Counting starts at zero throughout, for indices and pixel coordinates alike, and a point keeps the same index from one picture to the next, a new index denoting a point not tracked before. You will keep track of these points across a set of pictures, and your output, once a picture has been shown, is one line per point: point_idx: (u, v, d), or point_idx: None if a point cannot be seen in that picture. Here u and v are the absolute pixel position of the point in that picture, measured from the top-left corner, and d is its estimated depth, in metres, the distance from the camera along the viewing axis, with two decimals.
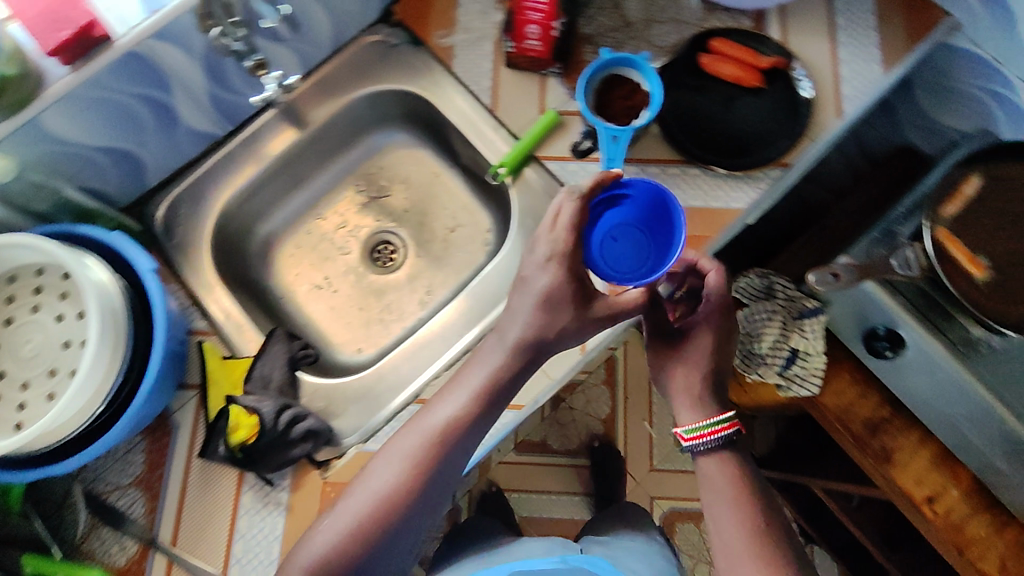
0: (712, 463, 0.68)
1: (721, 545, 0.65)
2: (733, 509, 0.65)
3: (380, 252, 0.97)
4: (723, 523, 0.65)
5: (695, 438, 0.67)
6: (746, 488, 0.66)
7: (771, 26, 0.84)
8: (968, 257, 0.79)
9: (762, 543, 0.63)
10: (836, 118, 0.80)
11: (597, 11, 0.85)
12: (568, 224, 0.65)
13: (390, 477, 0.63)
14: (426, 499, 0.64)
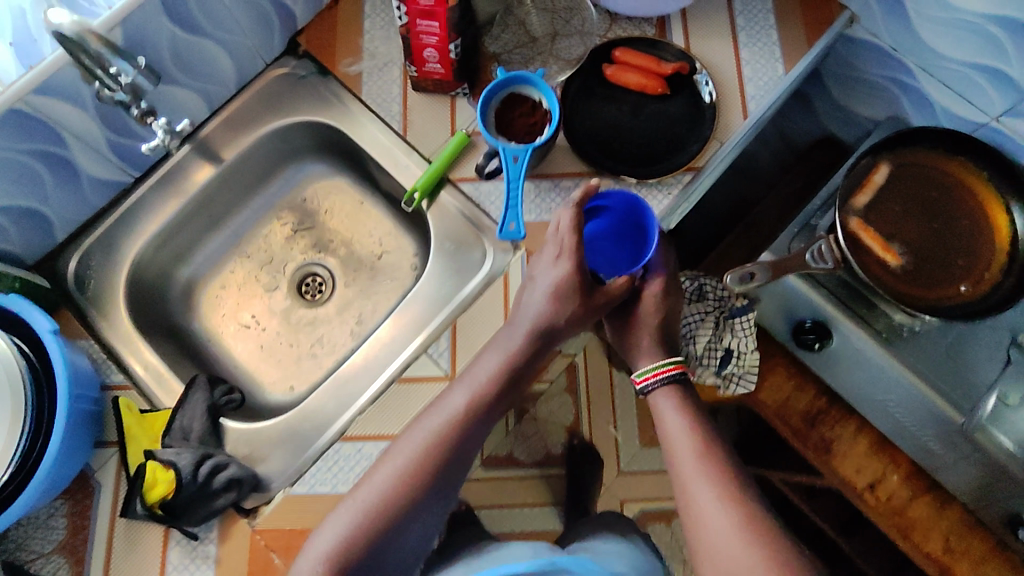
0: (666, 401, 0.73)
1: (678, 471, 0.69)
2: (687, 436, 0.70)
3: (308, 284, 0.96)
4: (679, 452, 0.69)
5: (647, 379, 0.73)
6: (696, 420, 0.71)
7: (673, 31, 0.84)
8: (882, 246, 0.81)
9: (713, 463, 0.67)
10: (742, 119, 0.81)
11: (500, 29, 0.85)
12: (570, 228, 0.69)
13: (406, 458, 0.67)
14: (443, 477, 0.68)
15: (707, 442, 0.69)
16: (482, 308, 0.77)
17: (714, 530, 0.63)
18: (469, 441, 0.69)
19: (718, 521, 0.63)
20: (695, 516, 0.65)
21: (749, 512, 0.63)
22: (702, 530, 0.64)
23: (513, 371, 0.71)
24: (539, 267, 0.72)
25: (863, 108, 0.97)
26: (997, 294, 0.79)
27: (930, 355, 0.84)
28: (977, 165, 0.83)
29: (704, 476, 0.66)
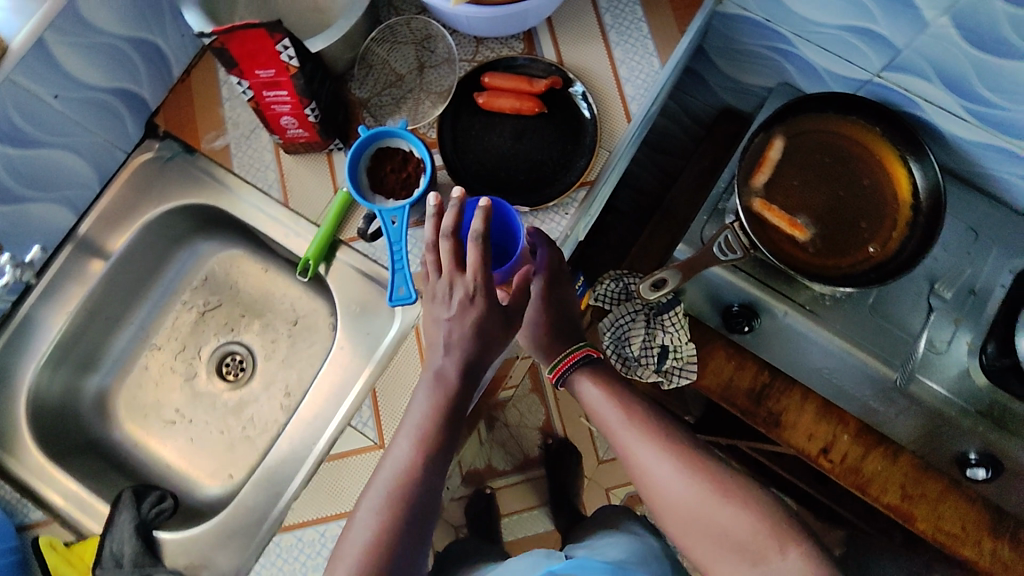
0: (581, 378, 0.70)
1: (612, 439, 0.67)
2: (609, 403, 0.68)
3: (228, 364, 0.92)
4: (607, 422, 0.68)
5: (560, 371, 0.70)
6: (615, 384, 0.69)
7: (542, 43, 0.83)
8: (786, 221, 0.81)
9: (642, 420, 0.66)
10: (625, 122, 0.80)
11: (366, 72, 0.82)
12: (475, 264, 0.59)
13: (369, 531, 0.60)
14: (416, 541, 0.60)
15: (630, 403, 0.68)
16: (398, 364, 0.75)
17: (664, 484, 0.63)
18: (430, 495, 0.62)
19: (664, 471, 0.63)
20: (642, 474, 0.64)
21: (693, 459, 0.63)
22: (653, 486, 0.63)
23: (454, 411, 0.63)
24: (447, 307, 0.61)
25: (751, 77, 0.96)
26: (905, 248, 0.80)
27: (859, 323, 0.84)
28: (870, 124, 0.83)
29: (637, 433, 0.65)
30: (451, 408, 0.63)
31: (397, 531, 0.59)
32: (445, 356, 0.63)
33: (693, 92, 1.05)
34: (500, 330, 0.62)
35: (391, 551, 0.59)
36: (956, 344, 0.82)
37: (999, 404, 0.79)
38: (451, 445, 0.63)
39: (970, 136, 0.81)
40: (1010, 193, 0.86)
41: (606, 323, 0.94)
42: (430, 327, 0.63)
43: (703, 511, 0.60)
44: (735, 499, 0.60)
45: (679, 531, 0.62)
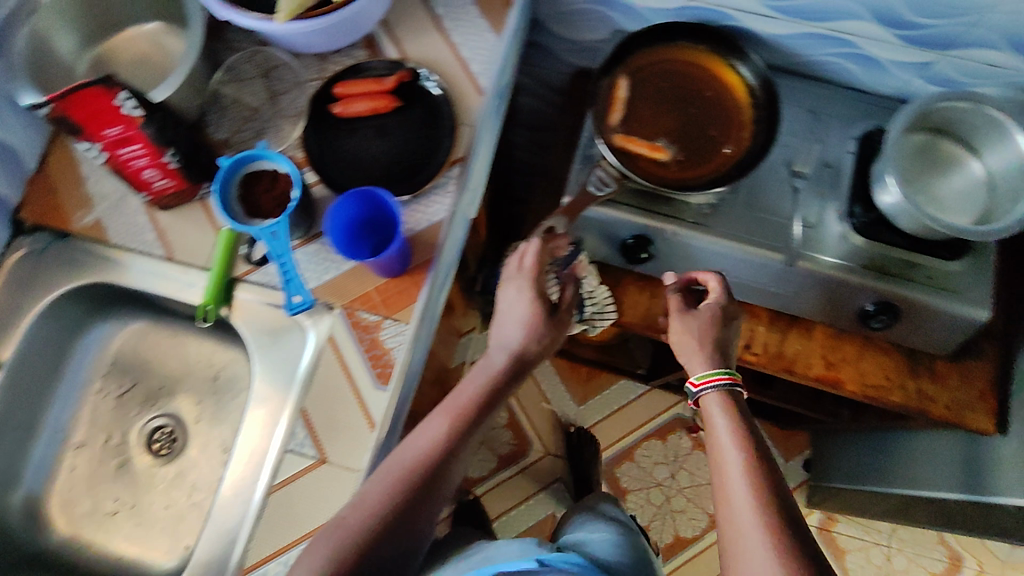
0: (716, 403, 0.74)
1: (721, 488, 0.66)
2: (733, 443, 0.69)
3: (158, 438, 0.90)
4: (721, 460, 0.68)
5: (706, 382, 0.76)
6: (747, 430, 0.70)
7: (383, 45, 0.86)
8: (648, 146, 0.87)
9: (757, 473, 0.66)
10: (479, 96, 0.84)
11: (222, 114, 0.83)
12: (533, 267, 0.81)
13: (382, 484, 0.67)
14: (420, 504, 0.67)
15: (755, 456, 0.67)
16: (322, 378, 0.75)
17: (745, 550, 0.60)
18: (449, 464, 0.70)
19: (752, 548, 0.60)
20: (731, 537, 0.62)
21: (787, 544, 0.59)
22: (736, 550, 0.61)
23: (492, 397, 0.76)
24: (508, 295, 0.81)
25: (590, 34, 1.02)
26: (756, 142, 0.87)
27: (738, 222, 0.90)
28: (695, 44, 0.91)
29: (743, 489, 0.64)
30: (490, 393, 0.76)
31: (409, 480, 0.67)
32: (499, 347, 0.79)
33: (543, 62, 1.12)
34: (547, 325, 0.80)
35: (399, 500, 0.66)
36: (826, 215, 0.90)
37: (879, 256, 0.87)
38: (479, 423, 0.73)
39: (784, 32, 0.90)
40: (835, 73, 0.95)
41: None
42: (498, 321, 0.81)
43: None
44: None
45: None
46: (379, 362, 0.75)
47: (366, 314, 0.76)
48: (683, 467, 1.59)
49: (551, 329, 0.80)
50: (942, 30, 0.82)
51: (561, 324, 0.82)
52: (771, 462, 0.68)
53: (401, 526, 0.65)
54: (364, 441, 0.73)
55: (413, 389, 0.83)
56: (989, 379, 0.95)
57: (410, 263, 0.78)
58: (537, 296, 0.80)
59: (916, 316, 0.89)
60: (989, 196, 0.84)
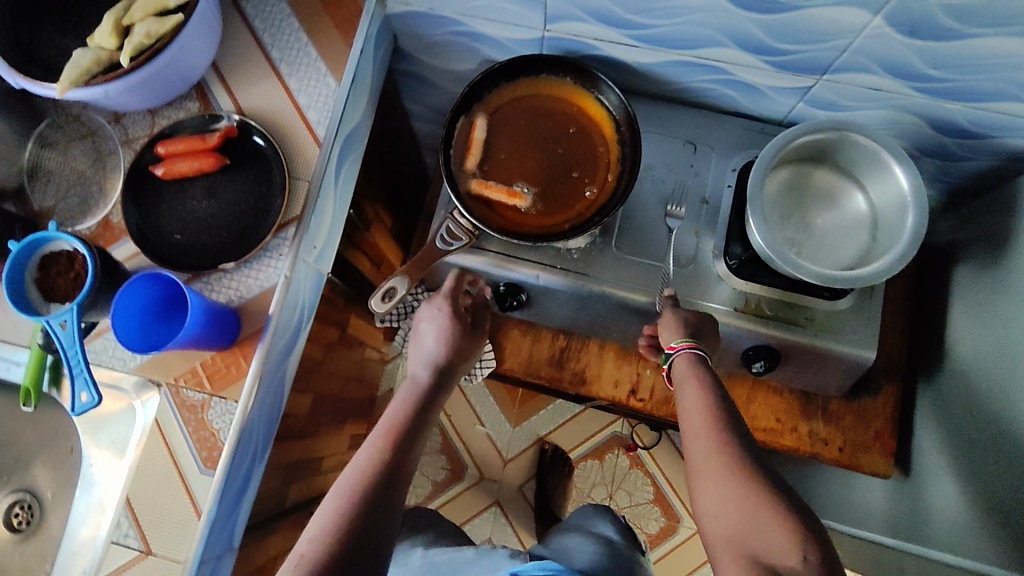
0: (685, 365, 0.71)
1: (688, 429, 0.65)
2: (699, 395, 0.66)
3: (18, 513, 0.87)
4: (687, 412, 0.66)
5: (680, 346, 0.72)
6: (714, 383, 0.68)
7: (216, 95, 0.80)
8: (504, 192, 0.81)
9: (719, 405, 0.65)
10: (316, 148, 0.78)
11: (47, 180, 0.79)
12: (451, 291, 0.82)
13: (331, 511, 0.59)
14: (382, 519, 0.59)
15: (719, 405, 0.65)
16: (147, 464, 0.72)
17: (707, 484, 0.60)
18: (400, 468, 0.64)
19: (714, 481, 0.59)
20: (697, 477, 0.61)
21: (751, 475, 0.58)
22: (700, 487, 0.60)
23: (424, 405, 0.72)
24: (425, 318, 0.81)
25: (463, 64, 0.96)
26: (620, 183, 0.81)
27: (613, 266, 0.85)
28: (557, 76, 0.85)
29: (709, 434, 0.63)
30: (424, 401, 0.72)
31: (362, 495, 0.60)
32: (419, 364, 0.78)
33: (427, 92, 1.06)
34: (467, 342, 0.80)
35: (356, 519, 0.58)
36: (704, 252, 0.85)
37: (754, 299, 0.83)
38: (417, 429, 0.69)
39: (651, 60, 0.84)
40: (716, 99, 0.89)
41: (399, 339, 1.03)
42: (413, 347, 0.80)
43: (732, 507, 0.57)
44: (774, 513, 0.55)
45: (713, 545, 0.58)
46: (206, 444, 0.72)
47: (192, 392, 0.73)
48: (621, 487, 1.54)
49: (473, 344, 0.80)
50: (809, 56, 0.75)
51: (480, 342, 0.83)
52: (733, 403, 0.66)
53: (368, 547, 0.57)
54: (190, 529, 0.70)
55: (263, 462, 0.79)
56: (889, 417, 0.90)
57: (239, 334, 0.74)
58: (454, 315, 0.80)
59: (800, 358, 0.85)
60: (870, 230, 0.77)
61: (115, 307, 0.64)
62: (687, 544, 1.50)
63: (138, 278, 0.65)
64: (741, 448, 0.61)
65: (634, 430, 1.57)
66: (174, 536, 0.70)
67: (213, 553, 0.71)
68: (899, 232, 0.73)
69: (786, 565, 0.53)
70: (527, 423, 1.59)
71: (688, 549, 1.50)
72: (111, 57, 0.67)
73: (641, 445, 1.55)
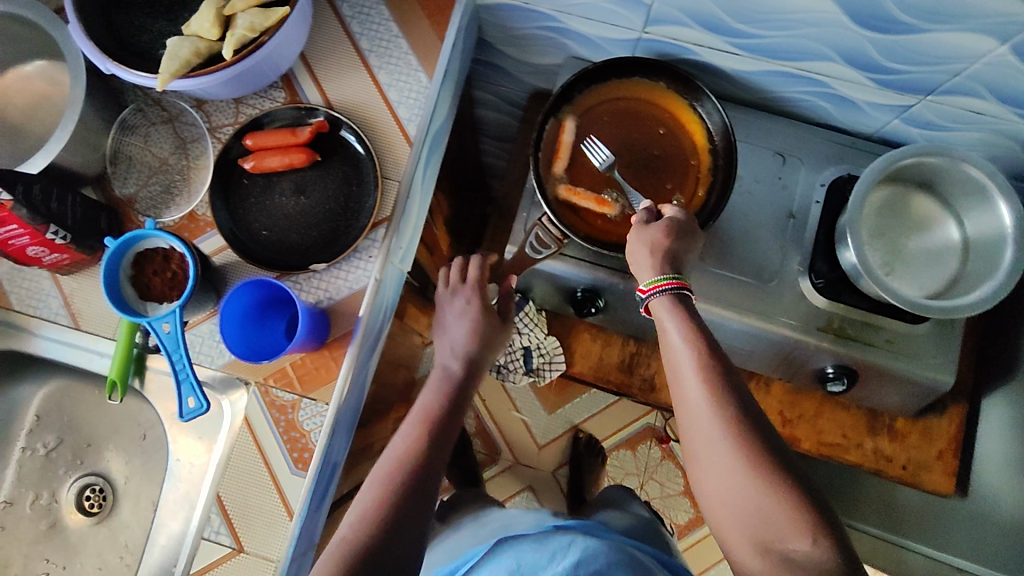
0: (663, 308, 0.63)
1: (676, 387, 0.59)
2: (692, 358, 0.58)
3: (89, 496, 0.87)
4: (677, 380, 0.59)
5: (654, 288, 0.64)
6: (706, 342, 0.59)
7: (302, 85, 0.77)
8: (594, 199, 0.80)
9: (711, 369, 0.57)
10: (406, 147, 0.76)
11: (128, 166, 0.76)
12: (473, 280, 0.82)
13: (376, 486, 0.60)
14: (423, 488, 0.60)
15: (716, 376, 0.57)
16: (238, 461, 0.72)
17: (715, 470, 0.54)
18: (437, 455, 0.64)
19: (721, 462, 0.54)
20: (698, 454, 0.56)
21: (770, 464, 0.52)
22: (704, 471, 0.55)
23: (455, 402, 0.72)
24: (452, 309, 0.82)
25: (544, 57, 0.92)
26: (711, 198, 0.80)
27: (697, 278, 0.83)
28: (651, 80, 0.82)
29: (699, 400, 0.56)
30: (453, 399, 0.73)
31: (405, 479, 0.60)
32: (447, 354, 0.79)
33: (501, 81, 1.02)
34: (495, 333, 0.81)
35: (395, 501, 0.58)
36: (788, 267, 0.83)
37: (839, 318, 0.82)
38: (450, 424, 0.69)
39: (748, 68, 0.81)
40: (810, 109, 0.87)
41: None
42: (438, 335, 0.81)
43: (743, 504, 0.52)
44: (775, 492, 0.51)
45: (721, 528, 0.54)
46: (297, 445, 0.72)
47: (282, 392, 0.73)
48: (652, 477, 1.56)
49: (499, 335, 0.81)
50: (918, 77, 0.73)
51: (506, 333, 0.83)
52: (728, 362, 0.59)
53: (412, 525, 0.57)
54: (281, 528, 0.71)
55: (343, 458, 0.80)
56: (953, 437, 0.90)
57: (328, 336, 0.73)
58: (479, 309, 0.81)
59: (876, 378, 0.85)
60: (960, 257, 0.77)
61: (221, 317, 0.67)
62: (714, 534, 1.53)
63: (246, 285, 0.68)
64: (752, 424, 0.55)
65: (667, 423, 1.58)
66: (265, 535, 0.71)
67: (300, 550, 0.72)
68: (995, 265, 0.72)
69: (796, 548, 0.49)
70: (562, 410, 1.59)
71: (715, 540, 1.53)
72: (209, 49, 0.64)
73: (673, 438, 1.57)
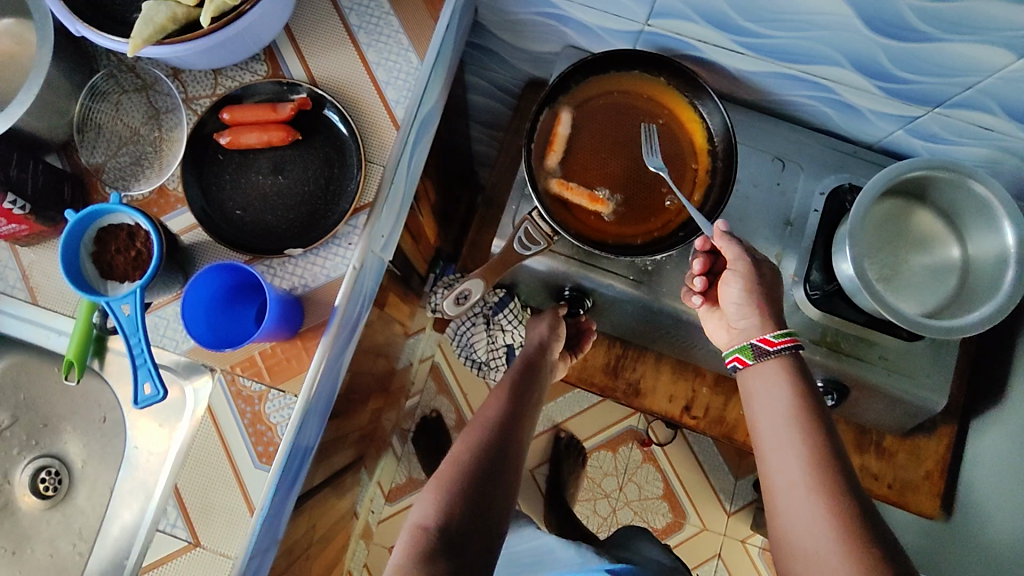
0: (776, 378, 0.63)
1: (776, 468, 0.59)
2: (792, 414, 0.60)
3: (45, 479, 0.83)
4: (775, 434, 0.60)
5: (780, 344, 0.63)
6: (808, 398, 0.61)
7: (285, 60, 0.73)
8: (586, 196, 0.77)
9: (824, 461, 0.56)
10: (393, 131, 0.72)
11: (96, 134, 0.72)
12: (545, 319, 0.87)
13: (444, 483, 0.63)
14: (489, 492, 0.64)
15: (813, 431, 0.58)
16: (199, 452, 0.69)
17: (801, 541, 0.55)
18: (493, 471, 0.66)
19: (816, 558, 0.53)
20: (794, 547, 0.55)
21: (846, 514, 0.53)
22: (790, 536, 0.56)
23: (511, 423, 0.73)
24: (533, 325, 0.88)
25: (540, 45, 0.89)
26: (707, 203, 0.77)
27: None
28: (652, 75, 0.79)
29: (801, 494, 0.56)
30: (506, 417, 0.74)
31: (458, 498, 0.61)
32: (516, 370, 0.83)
33: (495, 67, 0.98)
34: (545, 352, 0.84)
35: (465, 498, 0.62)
36: (783, 278, 0.81)
37: (831, 332, 0.79)
38: (503, 461, 0.68)
39: (753, 68, 0.78)
40: (813, 114, 0.84)
41: (451, 331, 1.02)
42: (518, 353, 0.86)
43: None
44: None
45: None
46: (262, 439, 0.68)
47: (249, 383, 0.69)
48: (631, 479, 1.54)
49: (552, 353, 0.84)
50: (929, 87, 0.71)
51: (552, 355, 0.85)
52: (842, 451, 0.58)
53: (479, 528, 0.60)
54: (242, 525, 0.67)
55: (312, 449, 0.77)
56: (941, 457, 0.89)
57: (302, 325, 0.69)
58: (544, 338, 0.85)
59: (866, 394, 0.83)
60: (959, 275, 0.75)
61: (186, 298, 0.63)
62: (693, 540, 1.52)
63: (210, 268, 0.64)
64: (842, 476, 0.56)
65: (650, 426, 1.56)
66: (225, 531, 0.68)
67: (261, 547, 0.69)
68: (995, 284, 0.70)
69: None
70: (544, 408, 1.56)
71: (692, 546, 1.52)
72: (187, 16, 0.60)
73: (655, 441, 1.55)
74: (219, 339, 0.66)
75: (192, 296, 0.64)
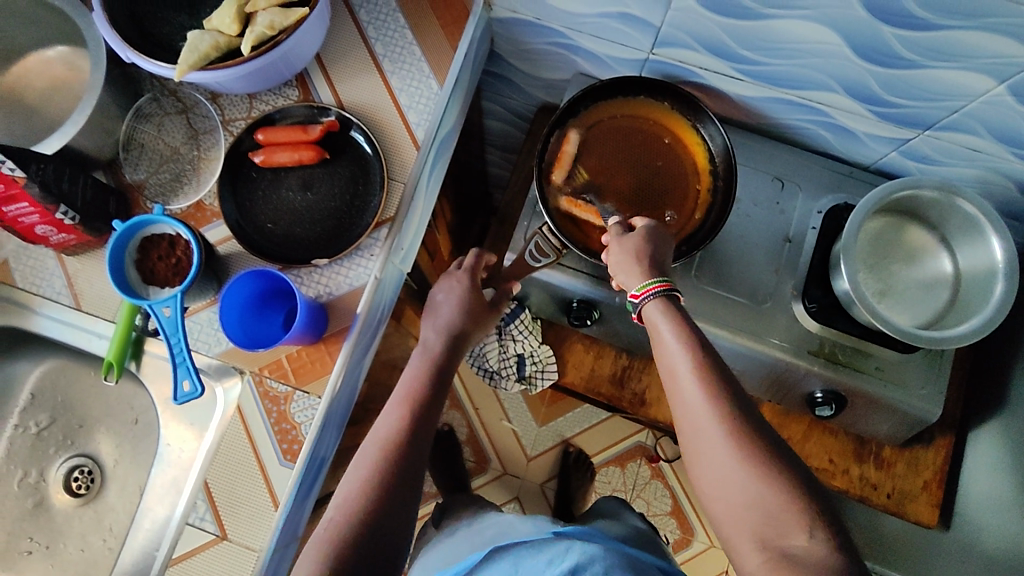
0: (659, 314, 0.63)
1: (673, 389, 0.59)
2: (687, 358, 0.59)
3: (78, 478, 0.87)
4: (666, 363, 0.60)
5: (645, 293, 0.65)
6: (694, 333, 0.60)
7: (315, 86, 0.79)
8: (595, 212, 0.81)
9: (711, 380, 0.57)
10: (414, 151, 0.78)
11: (140, 153, 0.78)
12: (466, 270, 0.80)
13: (366, 463, 0.62)
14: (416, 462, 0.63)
15: (699, 356, 0.58)
16: (228, 448, 0.73)
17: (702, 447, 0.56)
18: (409, 469, 0.62)
19: (715, 458, 0.54)
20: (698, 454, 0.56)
21: (814, 492, 0.52)
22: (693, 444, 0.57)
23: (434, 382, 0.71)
24: (443, 289, 0.80)
25: (553, 72, 0.94)
26: (708, 219, 0.81)
27: (692, 295, 0.84)
28: (656, 100, 0.84)
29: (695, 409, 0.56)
30: (427, 378, 0.71)
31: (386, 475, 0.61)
32: (432, 329, 0.77)
33: (510, 94, 1.04)
34: (482, 309, 0.78)
35: (391, 472, 0.61)
36: (782, 291, 0.84)
37: (829, 343, 0.82)
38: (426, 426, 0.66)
39: (752, 93, 0.83)
40: (810, 137, 0.88)
41: None
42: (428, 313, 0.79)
43: (736, 493, 0.52)
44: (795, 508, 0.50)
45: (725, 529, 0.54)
46: (287, 436, 0.72)
47: (276, 384, 0.73)
48: (640, 496, 1.56)
49: (487, 316, 0.79)
50: (918, 111, 0.75)
51: (493, 319, 0.80)
52: (728, 369, 0.59)
53: (406, 492, 0.61)
54: (266, 519, 0.71)
55: (331, 454, 0.80)
56: (940, 468, 0.91)
57: (326, 330, 0.74)
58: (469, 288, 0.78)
59: (864, 404, 0.85)
60: (951, 290, 0.78)
61: (222, 302, 0.69)
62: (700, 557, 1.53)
63: (245, 274, 0.69)
64: (734, 393, 0.57)
65: (658, 442, 1.58)
66: (251, 524, 0.71)
67: (284, 541, 0.73)
68: (985, 297, 0.73)
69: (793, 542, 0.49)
70: (554, 423, 1.59)
71: (699, 563, 1.52)
72: (228, 43, 0.67)
73: (663, 457, 1.57)
74: (250, 340, 0.71)
75: (231, 297, 0.69)
